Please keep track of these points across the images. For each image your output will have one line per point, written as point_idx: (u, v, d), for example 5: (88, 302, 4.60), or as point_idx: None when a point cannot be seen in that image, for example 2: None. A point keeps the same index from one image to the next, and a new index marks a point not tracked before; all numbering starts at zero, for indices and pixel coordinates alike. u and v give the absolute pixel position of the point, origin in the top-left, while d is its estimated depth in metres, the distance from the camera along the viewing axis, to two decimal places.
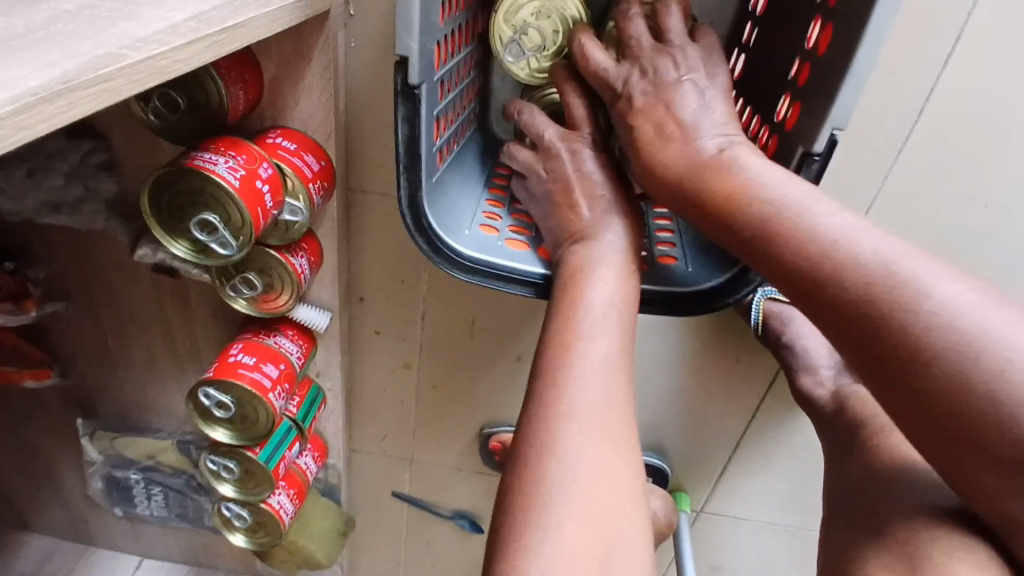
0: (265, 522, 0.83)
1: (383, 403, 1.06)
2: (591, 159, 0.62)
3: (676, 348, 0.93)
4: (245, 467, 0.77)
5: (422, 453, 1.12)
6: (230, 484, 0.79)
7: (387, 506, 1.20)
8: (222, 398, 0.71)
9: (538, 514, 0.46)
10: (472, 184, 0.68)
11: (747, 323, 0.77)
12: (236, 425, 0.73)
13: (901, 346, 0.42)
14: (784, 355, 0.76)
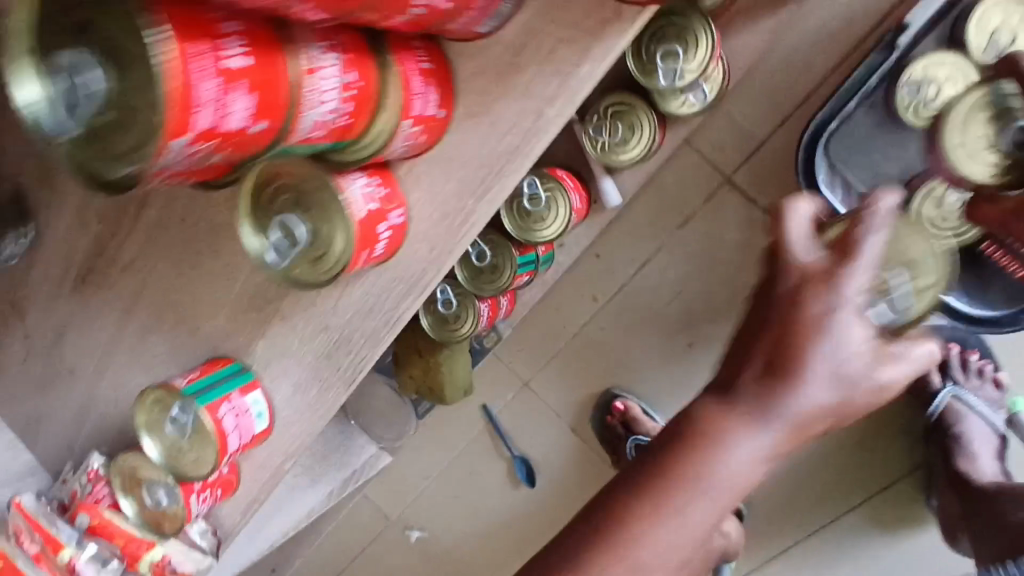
0: (464, 318, 0.92)
1: (548, 318, 1.17)
2: None
3: None
4: (495, 261, 0.88)
5: (540, 382, 1.21)
6: (466, 271, 0.89)
7: (470, 414, 1.27)
8: (539, 192, 0.85)
9: (685, 477, 0.46)
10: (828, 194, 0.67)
11: (927, 411, 0.91)
12: (523, 220, 0.85)
13: None
14: (948, 444, 0.89)
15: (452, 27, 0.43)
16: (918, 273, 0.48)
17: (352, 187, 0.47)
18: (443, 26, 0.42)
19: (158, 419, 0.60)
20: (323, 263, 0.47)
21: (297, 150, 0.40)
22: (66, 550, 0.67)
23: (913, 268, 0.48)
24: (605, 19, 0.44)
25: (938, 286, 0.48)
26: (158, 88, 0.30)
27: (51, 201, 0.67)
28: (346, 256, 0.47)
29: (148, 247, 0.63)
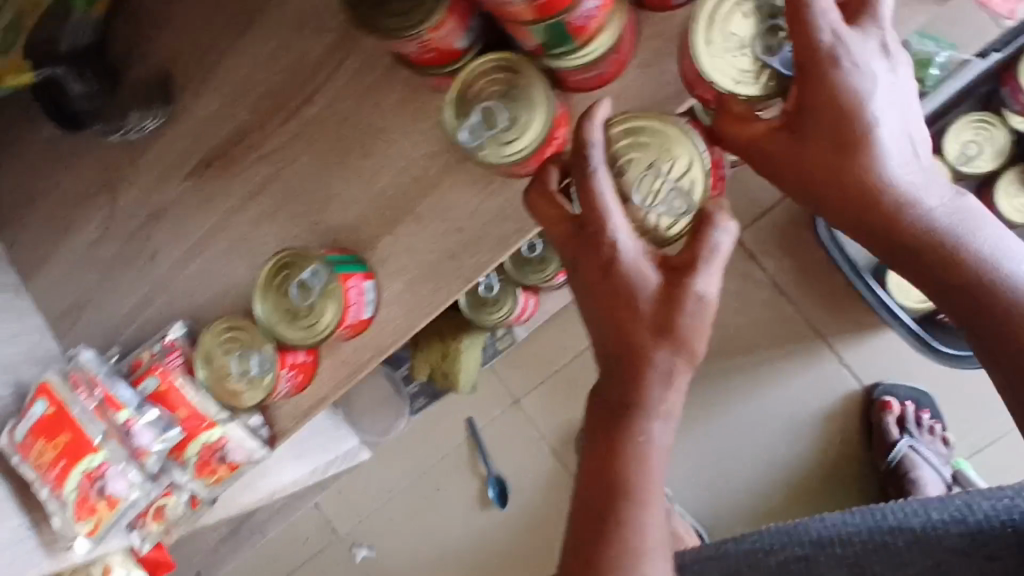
0: (504, 303, 1.01)
1: (551, 340, 1.25)
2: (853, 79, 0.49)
3: (793, 458, 1.13)
4: (543, 254, 0.98)
5: (529, 403, 1.26)
6: (515, 259, 0.98)
7: (452, 427, 1.29)
8: None
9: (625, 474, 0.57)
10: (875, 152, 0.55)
11: (887, 455, 1.07)
12: None
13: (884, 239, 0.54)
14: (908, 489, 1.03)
15: None
16: (672, 163, 0.57)
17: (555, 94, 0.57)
18: None
19: (281, 285, 0.64)
20: (514, 145, 0.56)
21: (555, 34, 0.50)
22: (124, 411, 0.67)
23: (658, 162, 0.57)
24: None
25: (699, 169, 0.57)
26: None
27: (200, 87, 0.72)
28: (537, 143, 0.56)
29: (295, 141, 0.70)
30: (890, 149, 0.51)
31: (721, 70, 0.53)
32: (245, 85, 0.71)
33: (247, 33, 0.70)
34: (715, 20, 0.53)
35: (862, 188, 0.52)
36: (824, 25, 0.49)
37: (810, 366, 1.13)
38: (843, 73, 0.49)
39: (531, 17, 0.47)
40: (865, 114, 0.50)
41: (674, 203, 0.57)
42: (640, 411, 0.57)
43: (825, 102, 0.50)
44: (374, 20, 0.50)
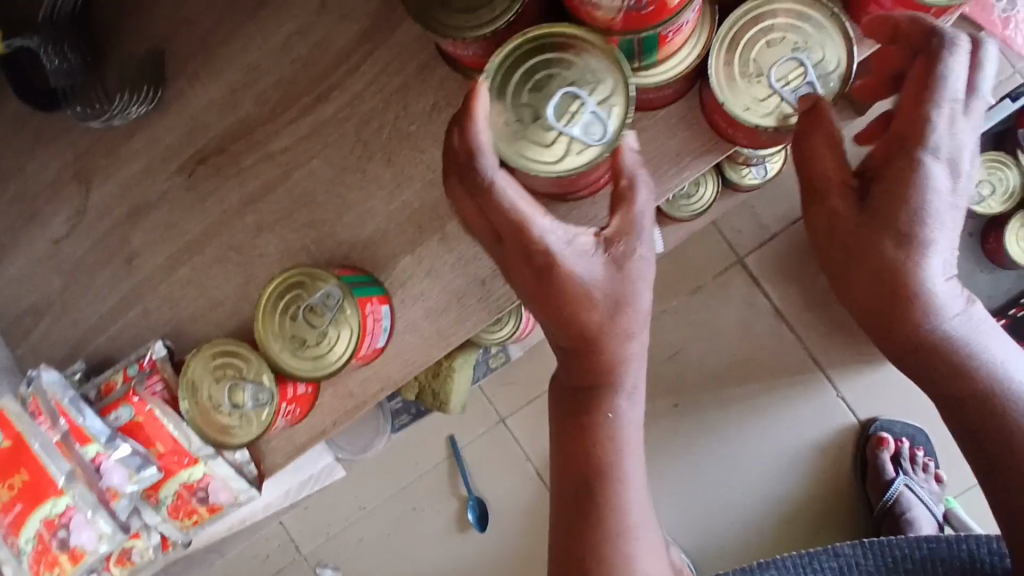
0: (506, 322, 0.92)
1: (543, 360, 1.19)
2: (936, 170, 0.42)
3: (786, 490, 1.11)
4: None
5: (515, 422, 1.20)
6: None
7: (432, 444, 1.22)
8: None
9: (600, 466, 0.49)
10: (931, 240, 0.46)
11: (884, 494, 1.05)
12: None
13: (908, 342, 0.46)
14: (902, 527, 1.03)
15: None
16: (594, 84, 0.44)
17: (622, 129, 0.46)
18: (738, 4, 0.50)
19: (287, 307, 0.56)
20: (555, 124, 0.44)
21: (641, 46, 0.44)
22: (93, 445, 0.59)
23: (579, 83, 0.44)
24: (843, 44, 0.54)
25: (622, 91, 0.43)
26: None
27: (197, 73, 0.64)
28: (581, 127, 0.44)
29: (307, 141, 0.62)
30: (939, 256, 0.44)
31: (727, 97, 0.47)
32: (251, 73, 0.62)
33: (258, 17, 0.62)
34: (732, 45, 0.47)
35: (896, 290, 0.44)
36: (945, 101, 0.42)
37: (808, 398, 1.10)
38: (933, 153, 0.42)
39: (625, 30, 0.42)
40: (934, 213, 0.43)
41: (587, 130, 0.44)
42: (602, 389, 0.48)
43: (895, 184, 0.43)
44: (432, 13, 0.44)
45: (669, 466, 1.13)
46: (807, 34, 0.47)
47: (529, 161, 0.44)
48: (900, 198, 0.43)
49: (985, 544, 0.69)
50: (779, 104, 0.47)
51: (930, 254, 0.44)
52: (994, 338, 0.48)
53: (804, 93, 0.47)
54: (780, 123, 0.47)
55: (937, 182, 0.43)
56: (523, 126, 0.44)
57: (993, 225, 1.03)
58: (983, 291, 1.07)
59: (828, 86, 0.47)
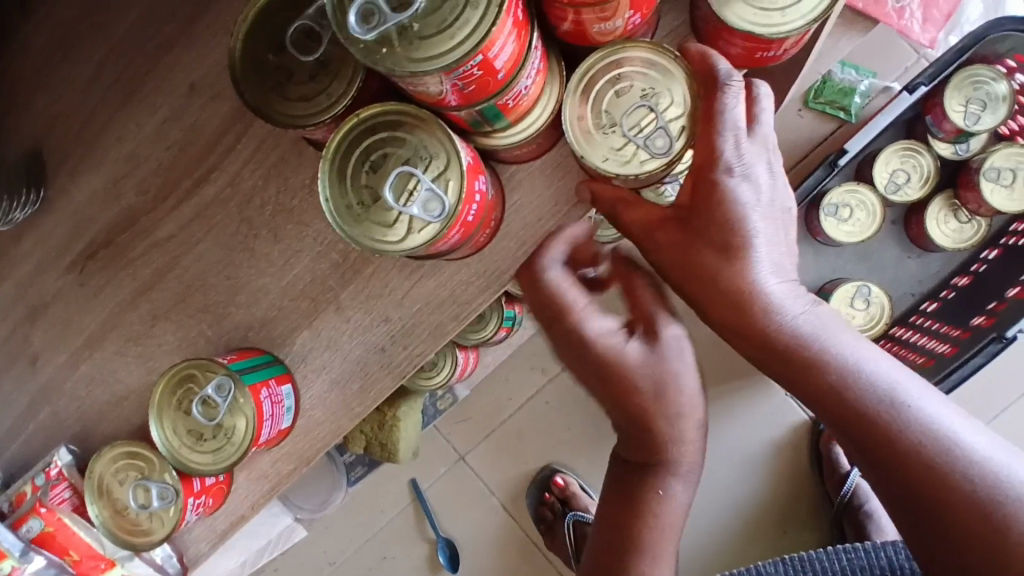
0: (441, 366, 0.92)
1: (495, 393, 1.18)
2: (740, 189, 0.48)
3: (749, 494, 1.11)
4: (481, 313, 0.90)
5: (475, 457, 1.19)
6: None
7: (395, 491, 1.21)
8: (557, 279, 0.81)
9: (651, 532, 0.66)
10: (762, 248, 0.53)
11: (842, 488, 1.05)
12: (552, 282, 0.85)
13: (762, 346, 0.51)
14: (862, 519, 1.03)
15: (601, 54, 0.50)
16: (428, 160, 0.43)
17: (473, 182, 0.44)
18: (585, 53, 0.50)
19: (181, 400, 0.55)
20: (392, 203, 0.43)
21: (484, 114, 0.44)
22: (7, 560, 0.58)
23: (414, 159, 0.43)
24: None
25: (455, 165, 0.42)
26: (489, 11, 0.34)
27: (76, 168, 0.63)
28: (420, 205, 0.42)
29: (193, 226, 0.61)
30: (764, 263, 0.50)
31: (581, 145, 0.47)
32: (130, 164, 0.62)
33: (128, 106, 0.61)
34: (585, 95, 0.47)
35: (735, 296, 0.50)
36: (729, 131, 0.47)
37: (759, 400, 1.11)
38: (734, 177, 0.48)
39: (456, 106, 0.41)
40: (743, 222, 0.48)
41: (425, 207, 0.42)
42: (658, 474, 0.64)
43: (708, 207, 0.49)
44: (271, 106, 0.44)
45: None
46: (655, 81, 0.47)
47: (374, 246, 0.43)
48: (717, 217, 0.48)
49: (901, 552, 0.75)
50: (633, 151, 0.47)
51: (756, 262, 0.49)
52: (842, 338, 0.51)
53: (657, 138, 0.46)
54: (636, 171, 0.46)
55: (747, 199, 0.48)
56: (366, 208, 0.44)
57: (914, 213, 1.05)
58: (914, 276, 1.08)
59: (681, 129, 0.47)
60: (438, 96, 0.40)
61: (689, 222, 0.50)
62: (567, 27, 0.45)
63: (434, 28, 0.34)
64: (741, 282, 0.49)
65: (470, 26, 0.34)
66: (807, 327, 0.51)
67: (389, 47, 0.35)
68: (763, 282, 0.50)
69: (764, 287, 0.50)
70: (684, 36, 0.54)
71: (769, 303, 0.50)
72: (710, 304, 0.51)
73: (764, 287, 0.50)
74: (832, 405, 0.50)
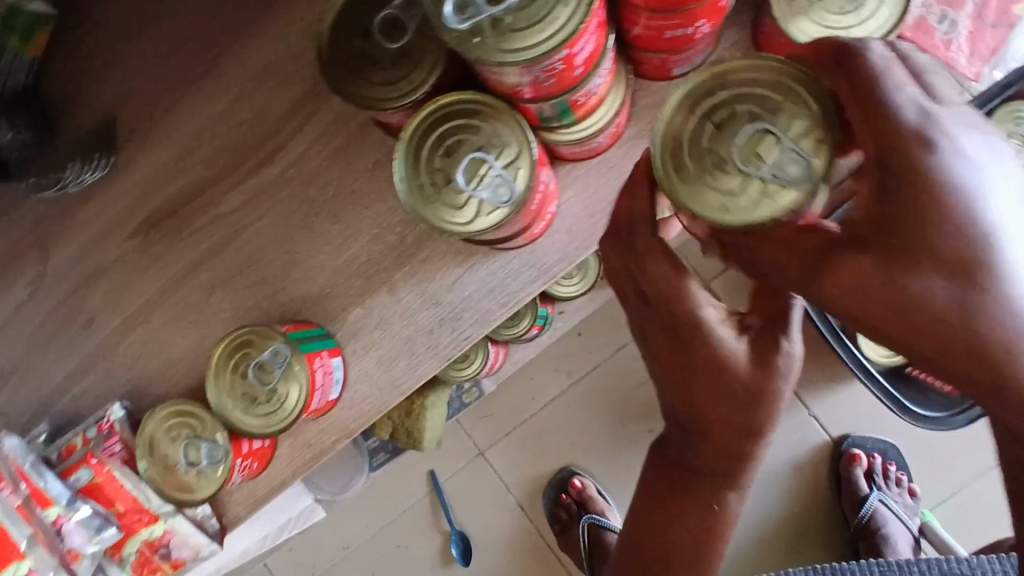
0: (472, 358, 0.94)
1: (518, 391, 1.19)
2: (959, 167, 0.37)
3: (765, 511, 1.11)
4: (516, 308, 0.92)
5: (494, 454, 1.21)
6: None
7: (414, 481, 1.22)
8: None
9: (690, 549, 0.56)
10: None
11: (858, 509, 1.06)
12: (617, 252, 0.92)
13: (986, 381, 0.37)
14: (879, 543, 1.05)
15: (663, 62, 0.52)
16: (500, 148, 0.45)
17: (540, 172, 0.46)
18: (647, 62, 0.52)
19: (238, 365, 0.57)
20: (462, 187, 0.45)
21: (555, 109, 0.46)
22: (54, 508, 0.59)
23: (486, 146, 0.45)
24: None
25: (526, 155, 0.45)
26: (579, 9, 0.36)
27: (145, 139, 0.65)
28: (491, 191, 0.45)
29: (256, 201, 0.64)
30: (1002, 261, 0.36)
31: (689, 206, 0.40)
32: (199, 138, 0.64)
33: (201, 83, 0.64)
34: (671, 148, 0.41)
35: (953, 313, 0.37)
36: (907, 99, 0.37)
37: (783, 418, 1.11)
38: (948, 155, 0.37)
39: (531, 99, 0.43)
40: (974, 207, 0.37)
41: (494, 193, 0.45)
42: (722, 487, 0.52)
43: (910, 195, 0.37)
44: (354, 89, 0.47)
45: None
46: (767, 99, 0.40)
47: (445, 226, 0.45)
48: (933, 199, 0.36)
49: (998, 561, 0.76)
50: (763, 190, 0.39)
51: (988, 262, 0.36)
52: None
53: (789, 164, 0.38)
54: (773, 212, 0.38)
55: (971, 178, 0.37)
56: (436, 190, 0.46)
57: None
58: None
59: (812, 144, 0.39)
60: (517, 88, 0.42)
61: (887, 205, 0.37)
62: (638, 32, 0.46)
63: (525, 22, 0.36)
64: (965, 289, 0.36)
65: (559, 21, 0.36)
66: None
67: (481, 37, 0.37)
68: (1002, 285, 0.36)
69: (1002, 296, 0.36)
70: (744, 48, 0.56)
71: (1008, 319, 0.36)
72: (923, 323, 0.37)
73: (1002, 295, 0.36)
74: (1017, 450, 0.40)
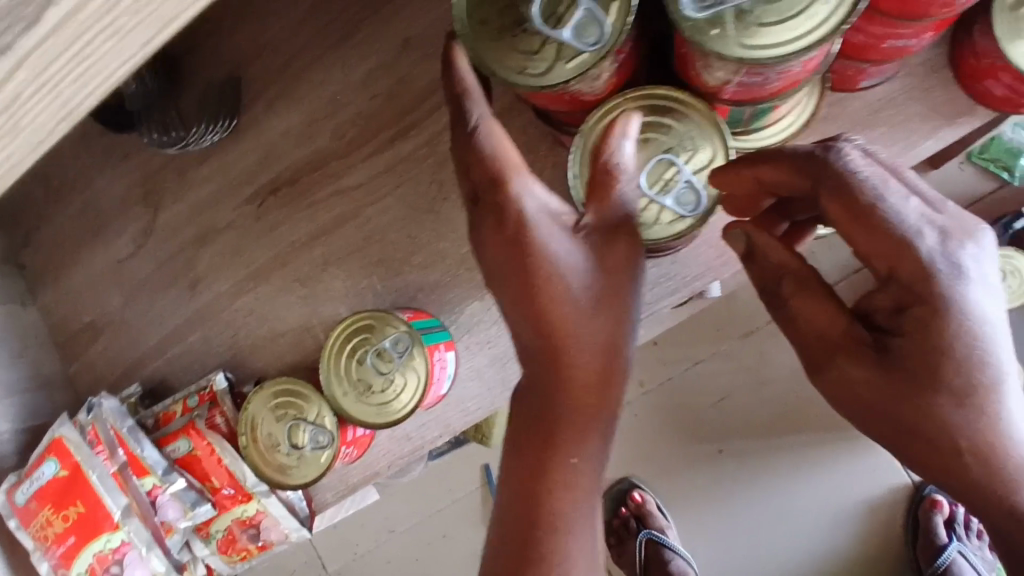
0: None
1: None
2: (894, 205, 0.38)
3: (831, 549, 1.07)
4: None
5: None
6: None
7: (467, 473, 1.20)
8: None
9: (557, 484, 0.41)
10: (979, 276, 0.38)
11: (935, 560, 1.03)
12: None
13: (960, 387, 0.38)
14: None
15: (856, 73, 0.47)
16: (692, 152, 0.43)
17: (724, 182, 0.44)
18: (840, 70, 0.47)
19: (355, 350, 0.54)
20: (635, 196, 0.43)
21: (753, 112, 0.42)
22: (149, 477, 0.58)
23: (676, 149, 0.43)
24: (959, 111, 0.51)
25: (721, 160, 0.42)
26: (840, 7, 0.32)
27: (273, 102, 0.63)
28: (678, 197, 0.42)
29: (382, 178, 0.61)
30: (950, 278, 0.38)
31: (481, 59, 0.38)
32: (329, 106, 0.62)
33: (338, 50, 0.61)
34: (490, 36, 0.38)
35: (928, 326, 0.38)
36: (856, 156, 0.38)
37: (863, 454, 1.06)
38: (882, 197, 0.37)
39: (738, 98, 0.39)
40: (911, 242, 0.37)
41: (680, 199, 0.42)
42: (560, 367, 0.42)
43: (859, 238, 0.39)
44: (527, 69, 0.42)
45: (709, 509, 1.10)
46: None
47: None
48: (874, 235, 0.38)
49: None
50: (561, 55, 0.37)
51: (945, 282, 0.38)
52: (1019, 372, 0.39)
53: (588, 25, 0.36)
54: (573, 76, 0.37)
55: (908, 210, 0.38)
56: None
57: None
58: None
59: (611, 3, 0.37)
60: (728, 87, 0.38)
61: (868, 226, 0.38)
62: (854, 36, 0.41)
63: (777, 15, 0.32)
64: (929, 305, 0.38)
65: (819, 20, 0.32)
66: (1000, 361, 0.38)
67: (720, 30, 0.33)
68: (964, 308, 0.38)
69: (967, 314, 0.38)
70: (942, 67, 0.51)
71: (971, 340, 0.38)
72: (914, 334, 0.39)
73: (969, 311, 0.38)
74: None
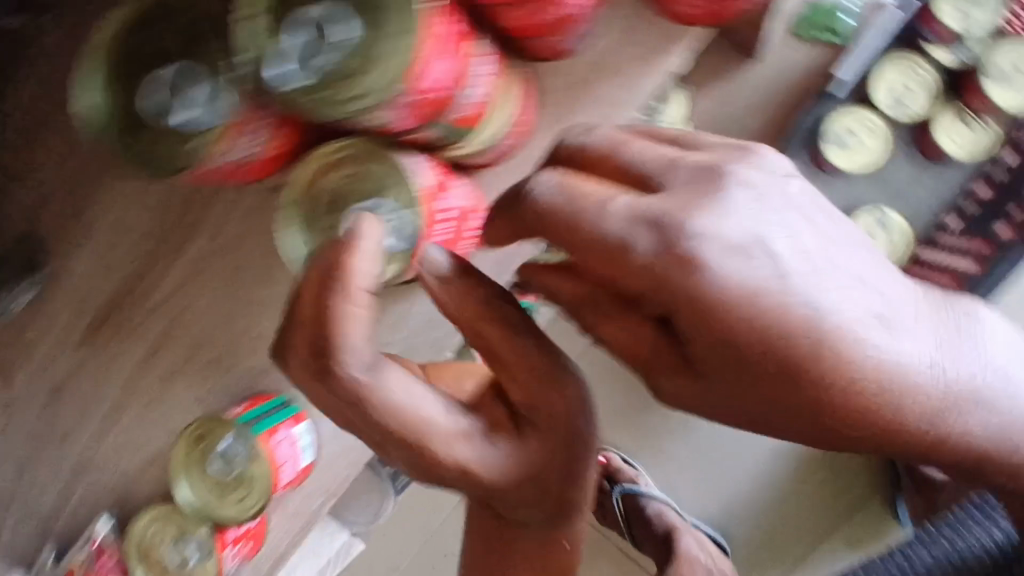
0: None
1: None
2: (605, 212, 0.39)
3: (791, 439, 1.11)
4: None
5: None
6: None
7: (444, 491, 1.22)
8: None
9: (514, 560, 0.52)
10: (723, 233, 0.38)
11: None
12: None
13: (766, 358, 0.38)
14: None
15: (548, 42, 0.47)
16: (392, 190, 0.46)
17: (444, 200, 0.48)
18: (532, 43, 0.47)
19: (198, 460, 0.56)
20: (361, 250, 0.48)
21: (447, 129, 0.46)
22: None
23: (374, 194, 0.47)
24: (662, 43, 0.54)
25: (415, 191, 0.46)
26: (408, 39, 0.38)
27: None
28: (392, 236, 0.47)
29: (187, 284, 0.62)
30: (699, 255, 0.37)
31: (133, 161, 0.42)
32: (107, 242, 0.60)
33: None
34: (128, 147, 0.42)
35: (702, 315, 0.37)
36: (545, 182, 0.42)
37: None
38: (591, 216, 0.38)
39: (406, 130, 0.44)
40: (629, 240, 0.38)
41: (393, 236, 0.47)
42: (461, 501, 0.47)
43: (587, 253, 0.39)
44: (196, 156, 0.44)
45: (671, 443, 1.14)
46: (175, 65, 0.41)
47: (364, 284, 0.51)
48: (593, 250, 0.38)
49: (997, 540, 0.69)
50: (185, 138, 0.41)
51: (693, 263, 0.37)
52: (820, 300, 0.38)
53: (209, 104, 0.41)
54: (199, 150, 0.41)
55: (616, 211, 0.38)
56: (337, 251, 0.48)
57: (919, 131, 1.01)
58: None
59: (225, 87, 0.41)
60: (391, 124, 0.42)
61: (583, 253, 0.39)
62: (502, 24, 0.44)
63: (359, 62, 0.38)
64: (694, 296, 0.37)
65: (388, 53, 0.38)
66: (797, 309, 0.38)
67: (321, 90, 0.38)
68: (726, 281, 0.37)
69: (732, 285, 0.37)
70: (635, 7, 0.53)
71: (754, 305, 0.37)
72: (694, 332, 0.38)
73: (734, 282, 0.37)
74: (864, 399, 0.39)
